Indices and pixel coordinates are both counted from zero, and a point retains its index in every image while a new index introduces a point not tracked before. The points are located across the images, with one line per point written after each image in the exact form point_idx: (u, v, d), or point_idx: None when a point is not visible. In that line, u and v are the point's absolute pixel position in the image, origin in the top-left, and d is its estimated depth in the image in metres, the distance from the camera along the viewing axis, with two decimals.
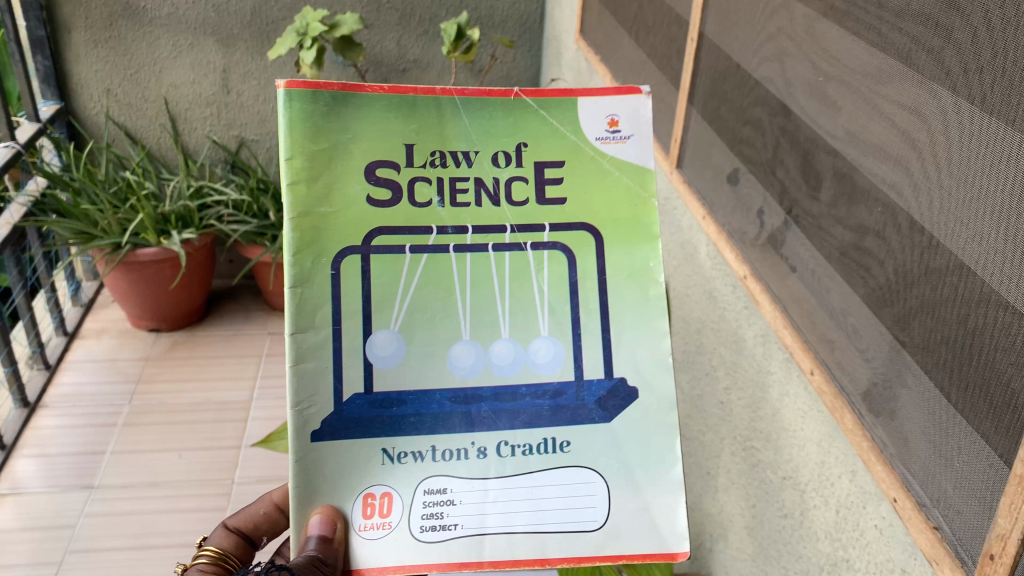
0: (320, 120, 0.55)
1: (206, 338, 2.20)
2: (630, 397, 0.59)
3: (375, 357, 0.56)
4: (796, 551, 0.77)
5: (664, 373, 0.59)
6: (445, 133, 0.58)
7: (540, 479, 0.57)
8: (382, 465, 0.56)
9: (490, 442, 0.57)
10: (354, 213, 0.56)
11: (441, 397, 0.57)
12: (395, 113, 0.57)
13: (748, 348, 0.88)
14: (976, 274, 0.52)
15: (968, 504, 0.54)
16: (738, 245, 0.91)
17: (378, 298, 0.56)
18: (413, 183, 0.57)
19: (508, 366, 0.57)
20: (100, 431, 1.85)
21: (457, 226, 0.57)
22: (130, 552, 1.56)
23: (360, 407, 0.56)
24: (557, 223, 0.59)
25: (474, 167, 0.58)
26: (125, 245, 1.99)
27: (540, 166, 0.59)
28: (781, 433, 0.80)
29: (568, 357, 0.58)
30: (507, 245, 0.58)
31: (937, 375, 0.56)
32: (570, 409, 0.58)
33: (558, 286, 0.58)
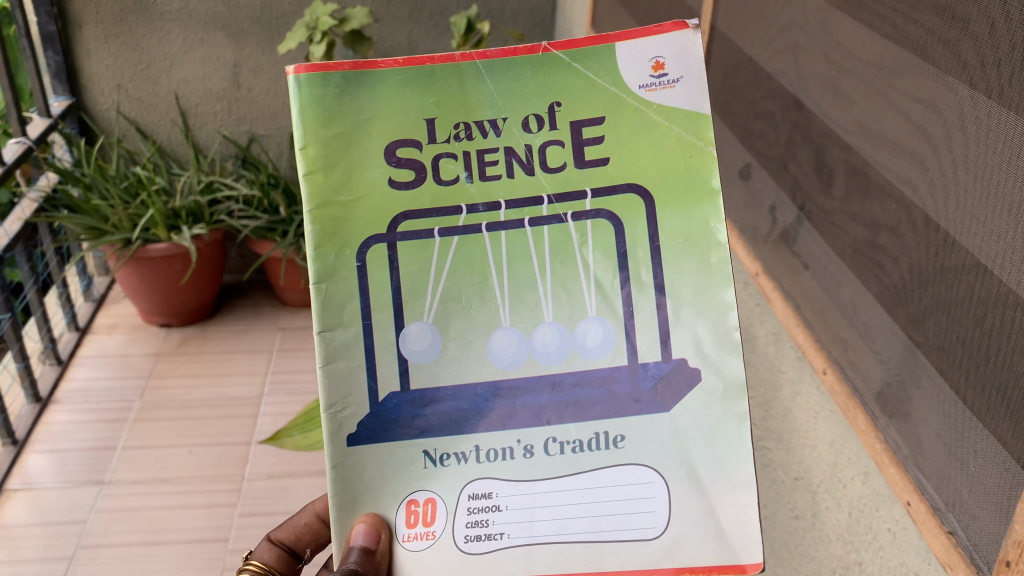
0: (331, 104, 0.51)
1: (217, 333, 2.21)
2: (691, 380, 0.53)
3: (409, 351, 0.53)
4: (808, 553, 0.76)
5: (731, 354, 0.53)
6: (470, 102, 0.52)
7: (592, 480, 0.53)
8: (424, 469, 0.53)
9: (538, 440, 0.53)
10: (375, 200, 0.52)
11: (484, 392, 0.53)
12: (413, 86, 0.52)
13: (760, 346, 0.87)
14: (993, 273, 0.50)
15: (984, 509, 0.52)
16: (749, 242, 0.89)
17: (410, 289, 0.53)
18: (437, 160, 0.52)
19: (552, 353, 0.53)
20: (111, 426, 1.86)
21: (488, 202, 0.52)
22: (140, 547, 1.57)
23: (398, 407, 0.53)
24: (599, 188, 0.53)
25: (503, 136, 0.53)
26: (136, 241, 1.98)
27: (577, 125, 0.53)
28: (793, 433, 0.79)
29: (620, 339, 0.53)
30: (546, 219, 0.53)
31: (951, 377, 0.55)
32: (619, 399, 0.53)
33: (604, 258, 0.53)
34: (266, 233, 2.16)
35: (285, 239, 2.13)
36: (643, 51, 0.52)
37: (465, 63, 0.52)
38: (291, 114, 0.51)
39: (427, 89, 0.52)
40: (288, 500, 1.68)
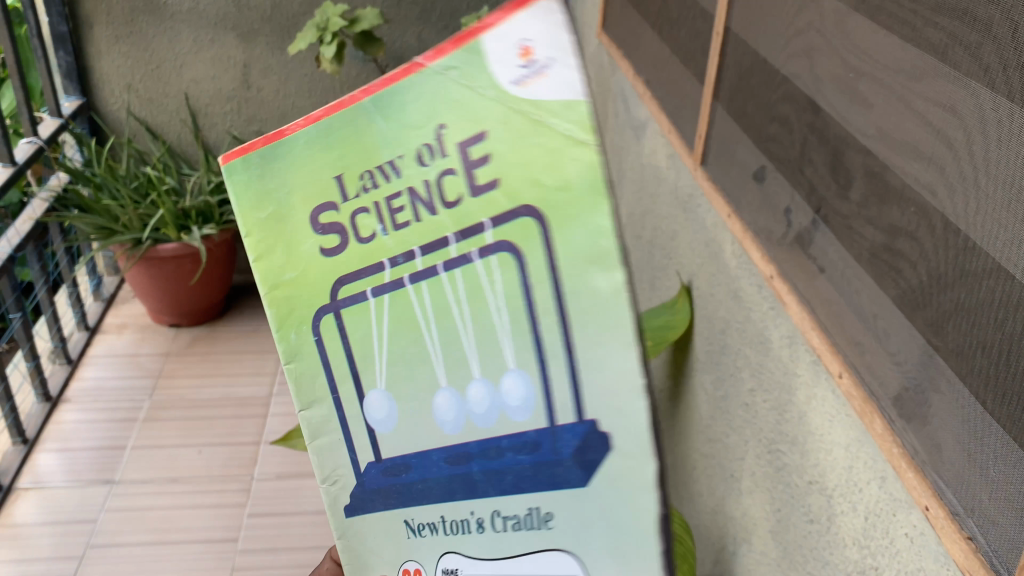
0: (258, 187, 0.55)
1: (226, 333, 2.21)
2: (604, 447, 0.47)
3: (377, 419, 0.57)
4: (823, 558, 0.76)
5: (636, 398, 0.45)
6: (368, 149, 0.50)
7: (530, 560, 0.53)
8: (407, 537, 0.59)
9: (485, 513, 0.54)
10: (318, 269, 0.55)
11: (438, 459, 0.55)
12: (320, 148, 0.53)
13: (775, 349, 0.86)
14: (1016, 278, 0.50)
15: (1006, 515, 0.51)
16: (764, 245, 0.89)
17: (361, 355, 0.55)
18: (355, 217, 0.52)
19: (484, 413, 0.51)
20: (121, 426, 1.86)
21: (405, 252, 0.50)
22: (151, 547, 1.57)
23: (376, 477, 0.59)
24: (496, 217, 0.46)
25: (402, 177, 0.50)
26: (146, 240, 2.00)
27: (462, 147, 0.47)
28: (808, 437, 0.79)
29: (539, 394, 0.48)
30: (456, 261, 0.49)
31: (971, 382, 0.55)
32: (547, 466, 0.50)
33: (513, 299, 0.47)
34: None
35: None
36: (510, 34, 0.43)
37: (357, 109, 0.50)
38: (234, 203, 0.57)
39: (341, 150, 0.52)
40: (298, 501, 1.69)
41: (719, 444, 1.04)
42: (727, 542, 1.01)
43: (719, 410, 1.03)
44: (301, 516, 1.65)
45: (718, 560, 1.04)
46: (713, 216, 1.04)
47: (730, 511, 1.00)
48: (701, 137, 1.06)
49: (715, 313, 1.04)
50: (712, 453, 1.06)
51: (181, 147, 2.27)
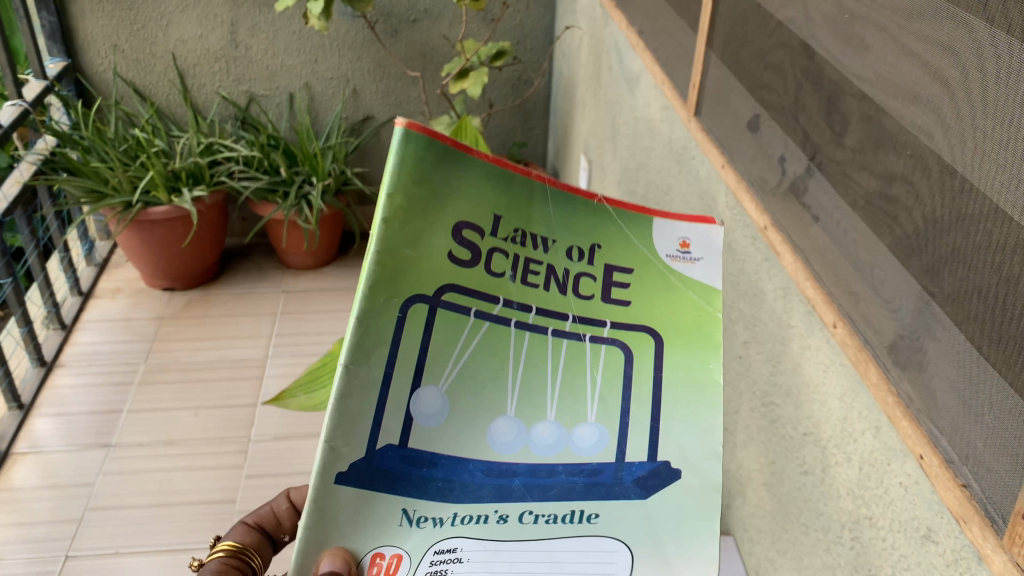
0: (426, 169, 0.52)
1: (219, 297, 2.21)
2: (671, 477, 0.56)
3: (417, 412, 0.52)
4: (818, 509, 0.75)
5: (712, 460, 0.56)
6: (438, 200, 0.53)
7: (558, 545, 0.54)
8: (399, 527, 0.52)
9: (513, 510, 0.53)
10: (433, 265, 0.52)
11: (475, 467, 0.53)
12: (493, 182, 0.55)
13: (769, 301, 0.85)
14: (1014, 219, 0.49)
15: (999, 462, 0.51)
16: (758, 194, 0.87)
17: (433, 355, 0.52)
18: (492, 253, 0.54)
19: (548, 447, 0.54)
20: (117, 389, 1.87)
21: (522, 302, 0.55)
22: (149, 508, 1.57)
23: (392, 459, 0.51)
24: (509, 298, 0.54)
25: (549, 253, 0.57)
26: (136, 204, 1.99)
27: (492, 250, 0.55)
28: (802, 389, 0.78)
29: (523, 440, 0.54)
30: (495, 318, 0.54)
31: (967, 328, 0.54)
32: (605, 486, 0.55)
33: (534, 360, 0.54)
34: (268, 195, 2.16)
35: (286, 200, 2.12)
36: (675, 231, 0.60)
37: (464, 155, 0.54)
38: (387, 163, 0.51)
39: (677, 331, 0.57)
40: (295, 461, 1.69)
41: None
42: (722, 496, 1.01)
43: None
44: (296, 477, 1.65)
45: None
46: (707, 168, 1.02)
47: (724, 465, 1.00)
48: (694, 87, 1.04)
49: None
50: None
51: (169, 108, 2.23)
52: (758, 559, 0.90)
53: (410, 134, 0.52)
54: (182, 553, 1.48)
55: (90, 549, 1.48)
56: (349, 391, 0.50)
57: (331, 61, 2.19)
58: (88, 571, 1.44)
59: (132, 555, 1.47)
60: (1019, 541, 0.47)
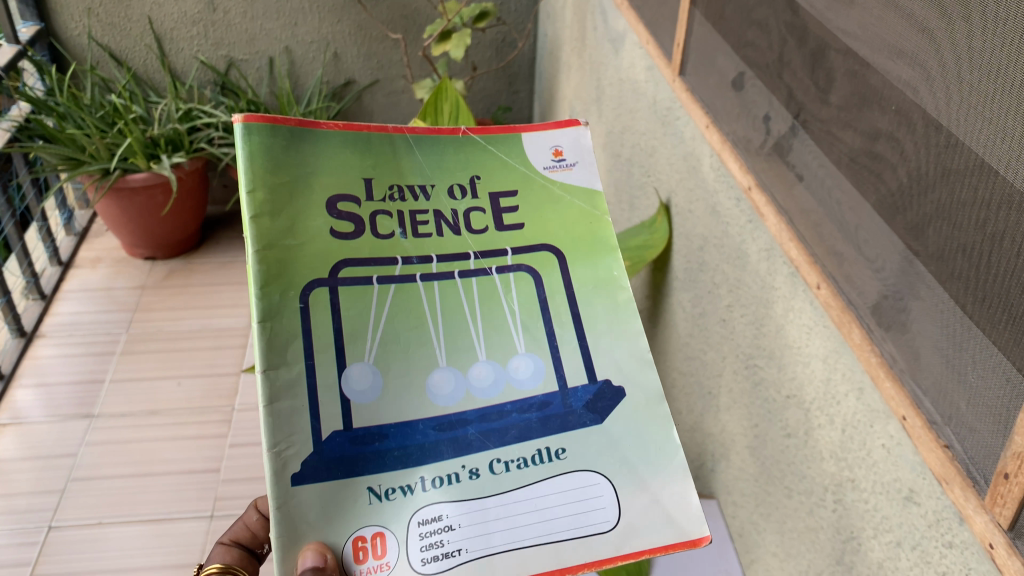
0: (279, 154, 0.60)
1: (201, 266, 2.18)
2: (616, 396, 0.62)
3: (352, 392, 0.56)
4: (801, 472, 0.75)
5: (646, 368, 0.64)
6: (307, 181, 0.61)
7: (541, 489, 0.56)
8: (370, 505, 0.54)
9: (481, 462, 0.56)
10: (319, 244, 0.59)
11: (425, 427, 0.57)
12: (351, 149, 0.64)
13: (752, 264, 0.84)
14: (998, 174, 0.47)
15: (982, 421, 0.50)
16: (742, 155, 0.86)
17: (350, 331, 0.58)
18: (375, 215, 0.62)
19: (488, 388, 0.60)
20: (99, 359, 1.85)
21: (421, 255, 0.62)
22: (132, 479, 1.56)
23: (341, 445, 0.55)
24: (408, 257, 0.62)
25: (431, 200, 0.65)
26: (114, 170, 1.94)
27: (374, 212, 0.63)
28: (785, 351, 0.77)
29: (461, 390, 0.59)
30: (399, 277, 0.61)
31: (951, 287, 0.53)
32: (559, 417, 0.60)
33: (448, 307, 0.61)
34: None
35: None
36: (548, 141, 0.71)
37: (314, 131, 0.62)
38: (240, 161, 0.58)
39: (578, 245, 0.68)
40: None
41: (697, 361, 1.02)
42: (706, 459, 1.00)
43: (697, 327, 1.02)
44: None
45: (696, 477, 1.04)
46: (691, 129, 1.01)
47: (708, 428, 0.99)
48: (678, 46, 1.02)
49: (693, 229, 1.02)
50: (691, 371, 1.05)
51: (147, 74, 2.19)
52: (742, 523, 0.89)
53: (250, 128, 0.59)
54: (167, 523, 1.47)
55: (73, 520, 1.47)
56: (276, 396, 0.54)
57: (312, 24, 2.15)
58: (71, 542, 1.43)
59: (116, 525, 1.47)
60: (1001, 501, 0.47)
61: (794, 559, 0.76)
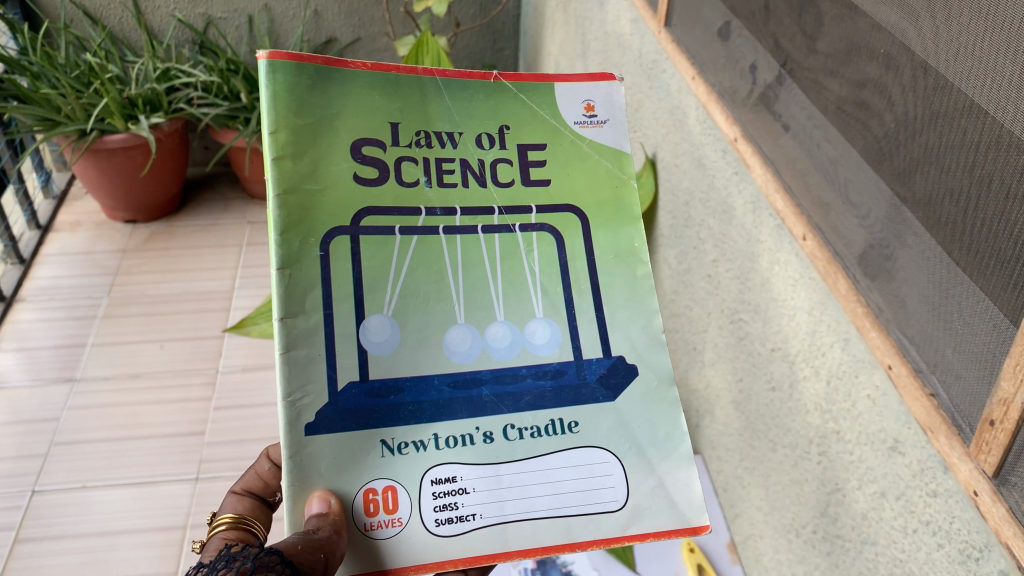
0: (303, 94, 0.53)
1: (183, 229, 2.16)
2: (630, 372, 0.56)
3: (370, 343, 0.52)
4: (785, 425, 0.74)
5: (658, 350, 0.57)
6: (331, 123, 0.54)
7: (555, 461, 0.53)
8: (382, 458, 0.51)
9: (496, 426, 0.52)
10: (339, 189, 0.53)
11: (440, 383, 0.52)
12: (379, 90, 0.56)
13: (738, 217, 0.83)
14: (987, 115, 0.46)
15: (968, 368, 0.49)
16: (728, 106, 0.84)
17: (369, 280, 0.52)
18: (399, 162, 0.55)
19: (505, 349, 0.54)
20: (80, 323, 1.83)
21: (445, 206, 0.55)
22: (116, 442, 1.55)
23: (356, 396, 0.51)
24: (431, 206, 0.55)
25: (459, 148, 0.57)
26: (91, 132, 1.91)
27: (399, 157, 0.55)
28: (770, 304, 0.76)
29: (481, 348, 0.53)
30: (421, 229, 0.54)
31: (939, 234, 0.51)
32: (573, 388, 0.55)
33: (470, 258, 0.55)
34: (228, 122, 2.09)
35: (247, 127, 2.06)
36: (579, 94, 0.61)
37: (340, 68, 0.54)
38: (262, 100, 0.52)
39: (602, 209, 0.59)
40: (264, 392, 1.67)
41: (682, 318, 1.02)
42: (691, 415, 1.00)
43: (683, 283, 1.00)
44: (266, 409, 1.63)
45: None
46: (677, 81, 0.99)
47: (693, 384, 0.99)
48: None
49: (678, 184, 1.00)
50: (676, 328, 1.04)
51: (123, 33, 2.14)
52: (727, 477, 0.89)
53: (273, 64, 0.52)
54: (152, 485, 1.46)
55: (57, 483, 1.46)
56: (292, 344, 0.50)
57: None
58: (55, 505, 1.42)
59: (100, 488, 1.46)
60: (986, 448, 0.46)
61: (778, 512, 0.76)
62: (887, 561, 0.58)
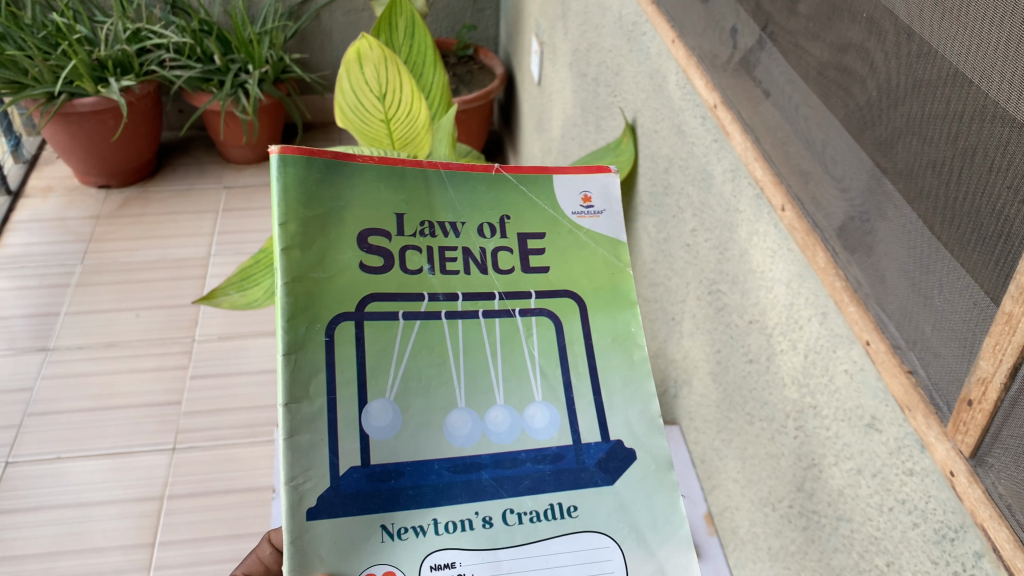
0: (314, 186, 0.56)
1: (158, 195, 2.12)
2: (627, 458, 0.58)
3: (372, 428, 0.54)
4: (762, 398, 0.73)
5: (657, 434, 0.59)
6: (338, 212, 0.57)
7: (554, 546, 0.54)
8: (382, 543, 0.52)
9: (496, 510, 0.54)
10: (347, 278, 0.56)
11: (440, 467, 0.54)
12: (386, 182, 0.60)
13: (717, 186, 0.81)
14: (972, 83, 0.44)
15: (947, 346, 0.48)
16: (708, 71, 0.81)
17: (373, 367, 0.55)
18: (404, 251, 0.59)
19: (504, 433, 0.57)
20: (53, 291, 1.79)
21: (447, 292, 0.59)
22: (92, 412, 1.53)
23: (357, 481, 0.52)
24: (434, 293, 0.58)
25: (461, 237, 0.61)
26: (60, 95, 1.86)
27: (404, 247, 0.59)
28: (749, 276, 0.75)
29: (481, 431, 0.56)
30: (423, 315, 0.57)
31: (920, 207, 0.50)
32: (571, 472, 0.57)
33: (470, 347, 0.58)
34: (202, 85, 2.05)
35: (221, 90, 2.01)
36: (576, 186, 0.66)
37: (349, 163, 0.58)
38: (274, 191, 0.55)
39: (598, 295, 0.63)
40: (241, 360, 1.65)
41: (661, 288, 1.00)
42: (669, 385, 0.99)
43: (662, 252, 0.99)
44: (243, 377, 1.61)
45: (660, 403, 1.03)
46: (657, 45, 0.96)
47: (671, 354, 0.98)
48: None
49: (658, 150, 0.98)
50: (655, 297, 1.02)
51: None
52: (704, 449, 0.88)
53: (285, 158, 0.56)
54: (128, 456, 1.45)
55: (31, 454, 1.44)
56: (296, 429, 0.51)
57: None
58: (29, 477, 1.41)
59: (75, 459, 1.44)
60: (963, 429, 0.45)
61: (755, 485, 0.76)
62: (862, 538, 0.57)
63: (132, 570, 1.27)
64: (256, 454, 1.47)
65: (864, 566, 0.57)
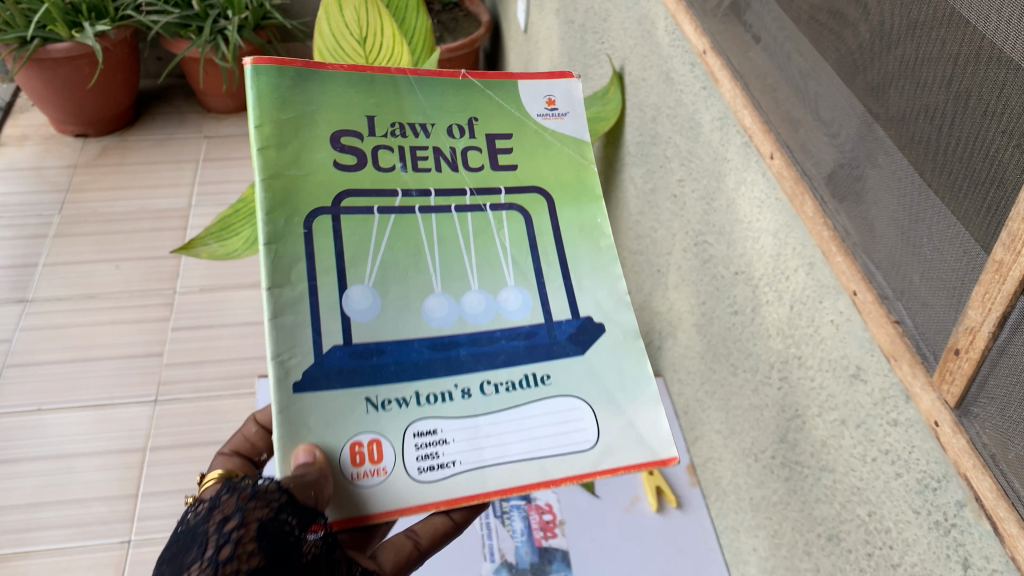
0: (286, 92, 0.59)
1: (137, 144, 2.08)
2: (598, 330, 0.60)
3: (353, 310, 0.54)
4: (746, 349, 0.73)
5: (625, 308, 0.61)
6: (310, 116, 0.59)
7: (528, 410, 0.55)
8: (366, 414, 0.52)
9: (473, 382, 0.55)
10: (325, 175, 0.57)
11: (420, 344, 0.55)
12: (356, 88, 0.62)
13: (705, 134, 0.79)
14: (969, 26, 0.43)
15: (936, 297, 0.47)
16: (698, 16, 0.79)
17: (352, 254, 0.56)
18: (377, 150, 0.60)
19: (481, 315, 0.57)
20: (31, 242, 1.77)
21: (420, 187, 0.60)
22: (72, 364, 1.51)
23: (341, 359, 0.53)
24: (408, 188, 0.59)
25: (431, 137, 0.62)
26: (33, 40, 1.81)
27: (378, 146, 0.60)
28: (735, 226, 0.74)
29: (459, 313, 0.57)
30: (398, 208, 0.58)
31: (912, 154, 0.49)
32: (545, 346, 0.58)
33: (445, 234, 0.59)
34: (181, 31, 2.00)
35: (200, 37, 1.96)
36: (541, 89, 0.68)
37: (320, 70, 0.61)
38: (249, 98, 0.58)
39: (563, 190, 0.65)
40: (223, 312, 1.64)
41: (647, 239, 0.99)
42: (653, 337, 0.99)
43: (648, 204, 0.98)
44: (226, 329, 1.60)
45: None
46: None
47: (656, 307, 0.97)
48: None
49: (646, 99, 0.96)
50: (641, 249, 1.01)
51: None
52: (687, 400, 0.88)
53: (258, 67, 0.58)
54: (110, 408, 1.44)
55: (10, 407, 1.43)
56: (280, 311, 0.52)
57: None
58: (9, 429, 1.39)
59: (56, 411, 1.43)
60: (949, 378, 0.45)
61: (738, 436, 0.75)
62: (845, 489, 0.57)
63: (115, 521, 1.27)
64: (240, 406, 1.46)
65: (846, 515, 0.57)
